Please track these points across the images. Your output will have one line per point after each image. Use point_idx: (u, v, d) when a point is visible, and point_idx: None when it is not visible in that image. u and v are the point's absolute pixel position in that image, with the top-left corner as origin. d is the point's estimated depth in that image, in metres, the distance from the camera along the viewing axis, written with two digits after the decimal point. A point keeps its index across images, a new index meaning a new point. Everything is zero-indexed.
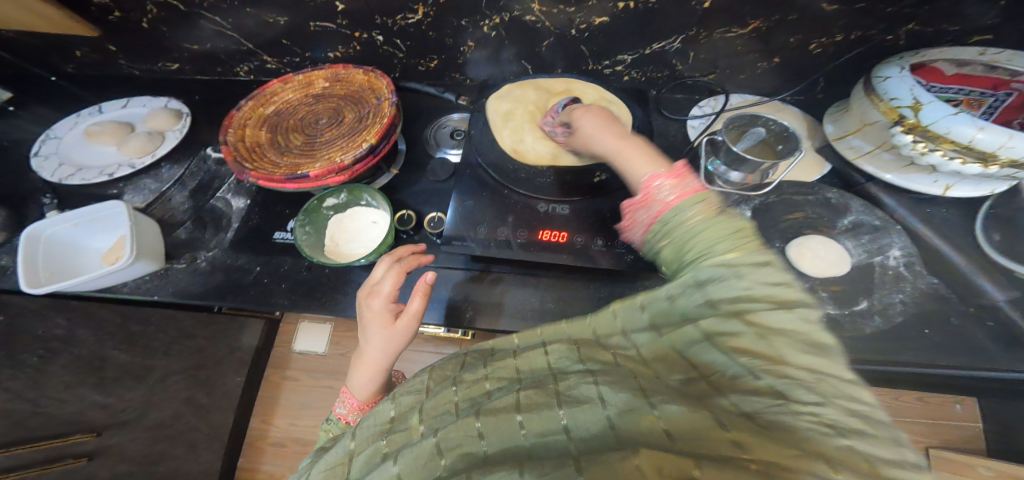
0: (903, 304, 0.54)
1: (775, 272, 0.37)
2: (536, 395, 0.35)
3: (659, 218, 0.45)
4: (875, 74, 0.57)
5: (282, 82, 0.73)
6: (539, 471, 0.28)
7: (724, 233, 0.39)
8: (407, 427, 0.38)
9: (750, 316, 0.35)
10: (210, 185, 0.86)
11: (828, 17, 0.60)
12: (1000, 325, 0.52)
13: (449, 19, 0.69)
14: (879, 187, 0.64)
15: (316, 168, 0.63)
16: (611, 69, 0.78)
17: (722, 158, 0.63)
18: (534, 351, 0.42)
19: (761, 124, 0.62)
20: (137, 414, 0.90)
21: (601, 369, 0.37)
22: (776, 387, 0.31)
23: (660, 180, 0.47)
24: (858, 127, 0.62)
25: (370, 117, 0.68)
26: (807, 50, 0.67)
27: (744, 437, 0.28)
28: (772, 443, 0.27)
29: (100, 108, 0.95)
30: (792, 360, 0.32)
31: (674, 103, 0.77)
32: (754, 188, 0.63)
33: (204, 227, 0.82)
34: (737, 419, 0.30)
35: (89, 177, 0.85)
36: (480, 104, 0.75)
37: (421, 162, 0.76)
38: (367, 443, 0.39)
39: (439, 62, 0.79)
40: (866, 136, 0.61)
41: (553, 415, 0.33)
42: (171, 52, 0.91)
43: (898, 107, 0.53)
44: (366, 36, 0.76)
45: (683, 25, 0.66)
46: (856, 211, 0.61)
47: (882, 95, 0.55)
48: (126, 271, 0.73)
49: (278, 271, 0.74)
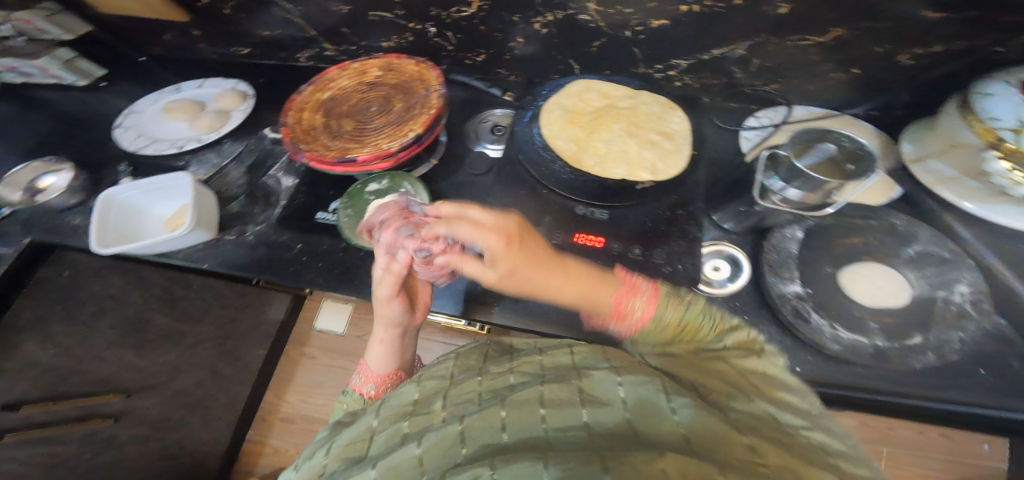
0: (963, 343, 0.49)
1: None
2: (559, 391, 0.34)
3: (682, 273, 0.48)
4: (974, 90, 0.53)
5: (339, 70, 0.77)
6: (561, 463, 0.26)
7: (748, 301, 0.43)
8: (429, 412, 0.38)
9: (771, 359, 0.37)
10: (264, 163, 0.91)
11: (930, 24, 0.57)
12: None
13: (503, 14, 0.71)
14: (954, 217, 0.60)
15: (365, 152, 0.65)
16: (663, 74, 0.77)
17: (781, 174, 0.58)
18: (558, 350, 0.43)
19: (833, 140, 0.57)
20: (165, 379, 1.00)
21: (625, 368, 0.36)
22: (801, 407, 0.32)
23: (630, 298, 0.44)
24: (944, 149, 0.59)
25: (418, 107, 0.70)
26: (894, 61, 0.63)
27: (766, 449, 0.27)
28: (805, 462, 0.26)
29: (178, 88, 1.03)
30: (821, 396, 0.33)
31: (731, 112, 0.74)
32: (813, 208, 0.59)
33: (256, 202, 0.86)
34: (764, 431, 0.29)
35: (162, 148, 0.92)
36: (526, 101, 0.75)
37: (460, 153, 0.77)
38: (388, 421, 0.40)
39: (486, 56, 0.81)
40: (953, 160, 0.58)
41: (575, 412, 0.32)
42: (244, 37, 0.98)
43: (997, 128, 0.49)
44: (420, 28, 0.79)
45: (754, 32, 0.65)
46: (923, 241, 0.56)
47: (979, 115, 0.51)
48: (183, 238, 0.77)
49: (317, 250, 0.76)
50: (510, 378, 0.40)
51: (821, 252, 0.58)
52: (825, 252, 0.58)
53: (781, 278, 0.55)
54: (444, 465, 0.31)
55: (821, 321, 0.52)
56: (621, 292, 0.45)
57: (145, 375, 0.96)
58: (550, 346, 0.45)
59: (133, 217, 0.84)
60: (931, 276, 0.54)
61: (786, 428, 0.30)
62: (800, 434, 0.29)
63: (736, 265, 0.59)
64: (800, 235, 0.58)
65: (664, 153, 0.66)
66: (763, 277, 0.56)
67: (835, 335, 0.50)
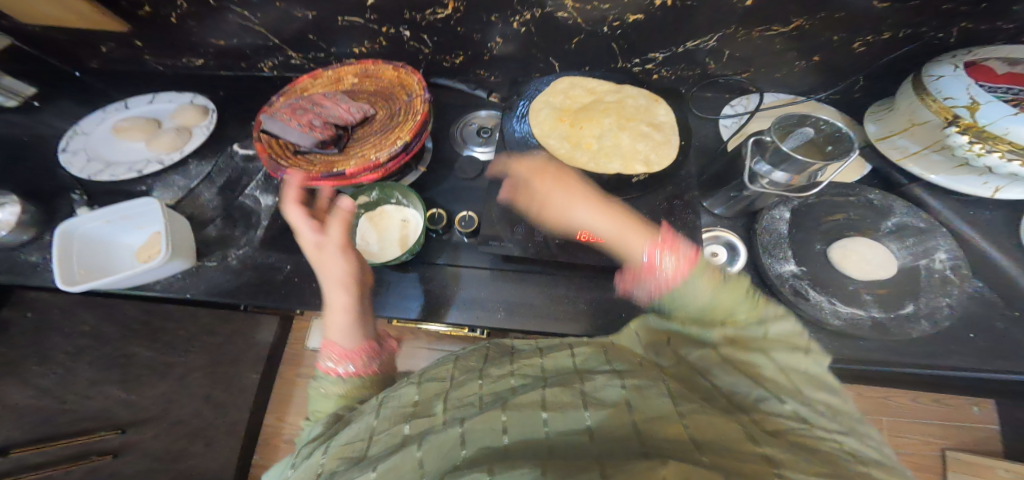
0: (951, 308, 0.52)
1: (790, 325, 0.40)
2: (561, 394, 0.34)
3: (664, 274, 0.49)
4: (925, 73, 0.55)
5: (312, 77, 0.75)
6: (562, 472, 0.26)
7: (736, 295, 0.42)
8: (431, 415, 0.36)
9: (767, 354, 0.38)
10: (238, 182, 0.87)
11: (877, 15, 0.59)
12: None
13: (480, 14, 0.69)
14: (924, 187, 0.62)
15: (352, 166, 0.65)
16: (642, 67, 0.77)
17: (767, 157, 0.55)
18: (560, 351, 0.41)
19: (810, 124, 0.59)
20: (158, 412, 0.96)
21: (627, 370, 0.36)
22: (799, 413, 0.32)
23: (664, 253, 0.50)
24: (905, 127, 0.60)
25: (402, 113, 0.69)
26: (849, 50, 0.65)
27: (776, 453, 0.27)
28: (803, 457, 0.27)
29: (126, 104, 0.96)
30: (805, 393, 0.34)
31: (706, 102, 0.76)
32: (800, 189, 0.59)
33: (234, 224, 0.82)
34: (763, 434, 0.29)
35: (119, 173, 0.86)
36: (512, 100, 0.73)
37: (449, 160, 0.76)
38: (387, 423, 0.37)
39: (465, 58, 0.79)
40: (914, 136, 0.59)
41: (577, 414, 0.32)
42: (197, 48, 0.92)
43: (953, 107, 0.51)
44: (393, 31, 0.76)
45: (720, 25, 0.65)
46: (899, 213, 0.59)
47: (935, 95, 0.53)
48: (160, 269, 0.74)
49: (309, 269, 0.75)
50: (509, 383, 0.38)
51: (810, 231, 0.60)
52: (814, 230, 0.60)
53: (775, 260, 0.57)
54: (443, 470, 0.29)
55: (819, 298, 0.54)
56: (660, 249, 0.51)
57: (136, 409, 0.92)
58: (551, 347, 0.43)
59: (98, 249, 0.79)
60: (912, 246, 0.57)
61: (786, 431, 0.30)
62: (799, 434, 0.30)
63: (733, 251, 0.61)
64: (787, 216, 0.61)
65: (655, 144, 0.66)
66: (760, 260, 0.58)
67: (835, 311, 0.53)
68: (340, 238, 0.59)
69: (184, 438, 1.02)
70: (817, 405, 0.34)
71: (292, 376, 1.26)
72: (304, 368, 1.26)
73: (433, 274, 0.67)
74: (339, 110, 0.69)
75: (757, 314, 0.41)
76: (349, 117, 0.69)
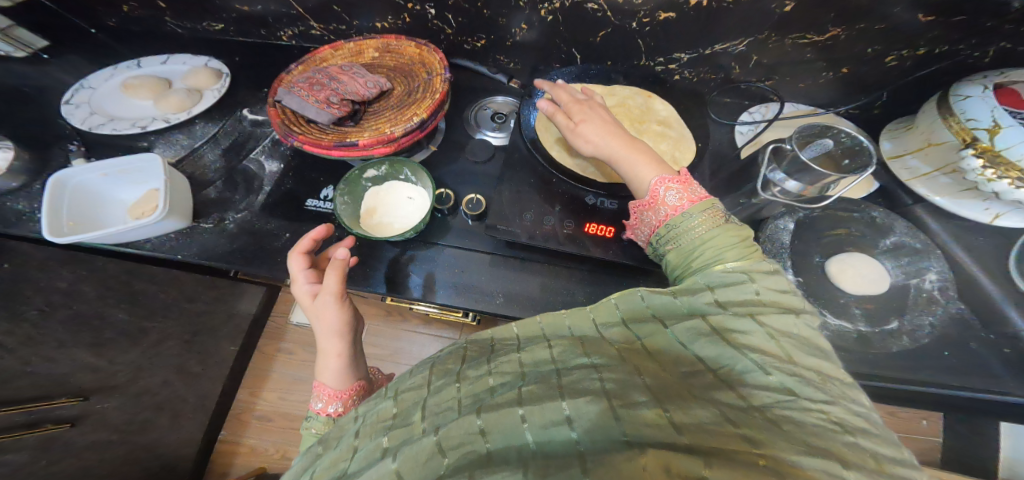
0: (932, 327, 0.54)
1: (782, 279, 0.41)
2: (538, 389, 0.31)
3: (665, 222, 0.49)
4: (953, 92, 0.57)
5: (332, 48, 0.75)
6: (543, 472, 0.25)
7: (731, 243, 0.44)
8: (410, 424, 0.33)
9: (759, 317, 0.36)
10: (244, 146, 0.86)
11: (918, 29, 0.61)
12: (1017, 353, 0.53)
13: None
14: (925, 210, 0.64)
15: (365, 137, 0.64)
16: (663, 67, 0.79)
17: (786, 166, 0.60)
18: (537, 345, 0.38)
19: (830, 136, 0.62)
20: (127, 380, 0.92)
21: (605, 364, 0.34)
22: (785, 383, 0.31)
23: (668, 184, 0.50)
24: (919, 147, 0.63)
25: (420, 91, 0.69)
26: (882, 62, 0.68)
27: (756, 434, 0.26)
28: (781, 435, 0.27)
29: (138, 63, 0.95)
30: (800, 362, 0.33)
31: (724, 107, 0.77)
32: (811, 200, 0.61)
33: (234, 187, 0.81)
34: (746, 416, 0.28)
35: (122, 127, 0.84)
36: (530, 88, 0.75)
37: (461, 142, 0.76)
38: (367, 436, 0.34)
39: (487, 41, 0.80)
40: (926, 157, 0.62)
41: (558, 408, 0.30)
42: (218, 12, 0.91)
43: (973, 128, 0.53)
44: (419, 9, 0.76)
45: (755, 27, 0.67)
46: (898, 233, 0.61)
47: (958, 115, 0.55)
48: (155, 227, 0.72)
49: None
50: (482, 382, 0.34)
51: (810, 244, 0.62)
52: (814, 243, 0.62)
53: (775, 268, 0.59)
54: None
55: (811, 306, 0.55)
56: (663, 178, 0.51)
57: (102, 375, 0.87)
58: (529, 342, 0.39)
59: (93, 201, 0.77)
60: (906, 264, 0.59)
61: (764, 404, 0.30)
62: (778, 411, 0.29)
63: None
64: (791, 227, 0.61)
65: (675, 141, 0.68)
66: None
67: (825, 321, 0.54)
68: (335, 286, 0.57)
69: (149, 409, 0.98)
70: (805, 374, 0.32)
71: (272, 352, 1.24)
72: (286, 345, 1.24)
73: (435, 255, 0.67)
74: (357, 84, 0.69)
75: (752, 272, 0.41)
76: (366, 91, 0.68)
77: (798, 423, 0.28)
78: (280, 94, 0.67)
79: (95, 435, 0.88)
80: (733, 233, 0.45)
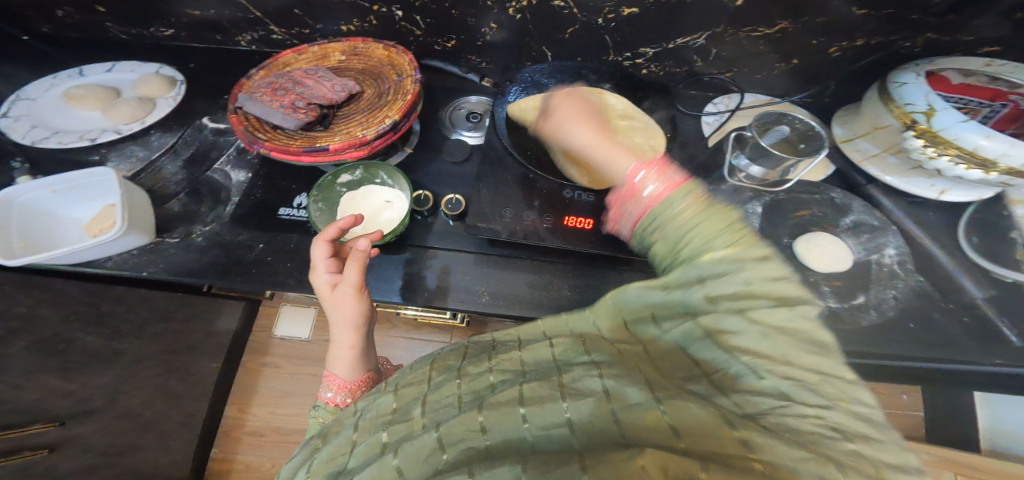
0: (895, 299, 0.58)
1: (774, 266, 0.36)
2: (539, 389, 0.33)
3: (647, 211, 0.42)
4: (892, 79, 0.61)
5: (296, 53, 0.73)
6: (542, 469, 0.26)
7: (719, 227, 0.37)
8: (408, 420, 0.34)
9: (751, 315, 0.34)
10: (206, 156, 0.82)
11: (856, 21, 0.65)
12: (975, 319, 0.57)
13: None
14: (879, 189, 0.69)
15: (336, 142, 0.63)
16: (631, 62, 0.80)
17: (746, 152, 0.68)
18: (539, 343, 0.40)
19: (787, 123, 0.70)
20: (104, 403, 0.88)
21: (606, 361, 0.35)
22: (781, 388, 0.31)
23: (642, 171, 0.44)
24: (869, 131, 0.67)
25: (391, 93, 0.68)
26: (828, 54, 0.71)
27: (750, 436, 0.27)
28: (776, 441, 0.26)
29: (81, 71, 0.89)
30: (797, 363, 0.32)
31: (691, 99, 0.79)
32: (774, 184, 0.69)
33: (200, 200, 0.78)
34: (738, 419, 0.29)
35: (69, 140, 0.80)
36: (504, 87, 0.75)
37: (437, 144, 0.76)
38: (367, 432, 0.35)
39: (458, 41, 0.79)
40: (875, 139, 0.66)
41: (556, 408, 0.31)
42: (167, 16, 0.86)
43: (912, 112, 0.57)
44: (385, 10, 0.74)
45: (712, 21, 0.70)
46: (857, 212, 0.65)
47: (900, 100, 0.59)
48: (117, 243, 0.69)
49: (284, 249, 0.72)
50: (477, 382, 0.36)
51: (779, 226, 0.65)
52: (782, 225, 0.65)
53: None
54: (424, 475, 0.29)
55: None
56: (641, 166, 0.45)
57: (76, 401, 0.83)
58: (531, 339, 0.41)
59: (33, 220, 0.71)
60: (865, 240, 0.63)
61: (759, 410, 0.30)
62: (775, 415, 0.29)
63: None
64: (760, 211, 0.66)
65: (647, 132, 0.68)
66: None
67: None
68: (356, 279, 0.55)
69: (133, 431, 0.97)
70: (804, 377, 0.31)
71: (257, 367, 1.22)
72: (272, 359, 1.23)
73: (419, 258, 0.67)
74: (324, 87, 0.67)
75: (743, 260, 0.36)
76: (334, 95, 0.67)
77: (799, 427, 0.28)
78: (242, 100, 0.65)
79: (75, 462, 0.87)
80: (723, 214, 0.38)
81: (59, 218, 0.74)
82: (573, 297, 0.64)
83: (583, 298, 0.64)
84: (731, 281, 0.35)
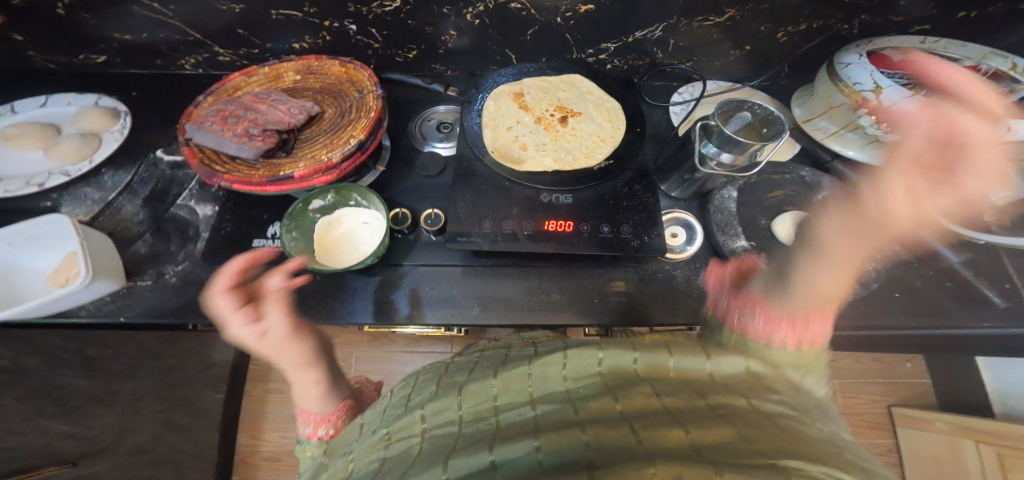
0: (877, 272, 0.60)
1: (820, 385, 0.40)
2: (552, 417, 0.36)
3: (739, 329, 0.46)
4: (837, 60, 0.65)
5: (246, 75, 0.69)
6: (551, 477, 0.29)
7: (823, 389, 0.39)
8: (414, 433, 0.39)
9: (748, 367, 0.39)
10: (167, 191, 0.78)
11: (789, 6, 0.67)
12: (955, 284, 0.61)
13: (429, 6, 0.66)
14: (843, 166, 0.70)
15: (301, 168, 0.60)
16: (595, 58, 0.78)
17: (715, 140, 0.60)
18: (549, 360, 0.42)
19: (747, 109, 0.64)
20: (113, 442, 0.92)
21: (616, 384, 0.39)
22: (779, 410, 0.34)
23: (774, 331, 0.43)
24: (824, 110, 0.68)
25: (352, 111, 0.65)
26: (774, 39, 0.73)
27: (773, 452, 0.28)
28: (794, 444, 0.30)
29: (11, 108, 0.82)
30: (787, 397, 0.36)
31: (656, 91, 0.79)
32: (744, 169, 0.61)
33: (167, 238, 0.74)
34: (756, 433, 0.31)
35: (12, 187, 0.74)
36: (471, 95, 0.73)
37: (408, 158, 0.74)
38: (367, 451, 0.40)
39: (419, 51, 0.76)
40: (833, 117, 0.67)
41: (575, 436, 0.33)
42: (97, 43, 0.80)
43: (861, 90, 0.60)
44: (337, 25, 0.71)
45: (669, 11, 0.68)
46: (828, 189, 0.66)
47: (846, 80, 0.62)
48: (84, 292, 0.65)
49: None
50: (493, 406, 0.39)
51: (754, 208, 0.66)
52: (757, 207, 0.66)
53: (728, 237, 0.64)
54: None
55: None
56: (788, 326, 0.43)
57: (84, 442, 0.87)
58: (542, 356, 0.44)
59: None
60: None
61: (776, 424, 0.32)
62: (786, 426, 0.32)
63: (690, 230, 0.67)
64: (734, 195, 0.67)
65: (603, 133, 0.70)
66: (716, 239, 0.64)
67: None
68: (285, 323, 0.53)
69: (150, 465, 0.99)
70: (779, 392, 0.37)
71: None
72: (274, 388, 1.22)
73: (403, 279, 0.66)
74: (279, 110, 0.64)
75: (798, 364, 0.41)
76: (291, 118, 0.63)
77: (809, 445, 0.30)
78: (192, 131, 0.61)
79: None
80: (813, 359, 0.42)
81: (20, 272, 0.70)
82: (562, 300, 0.64)
83: (574, 301, 0.64)
84: (738, 364, 0.39)
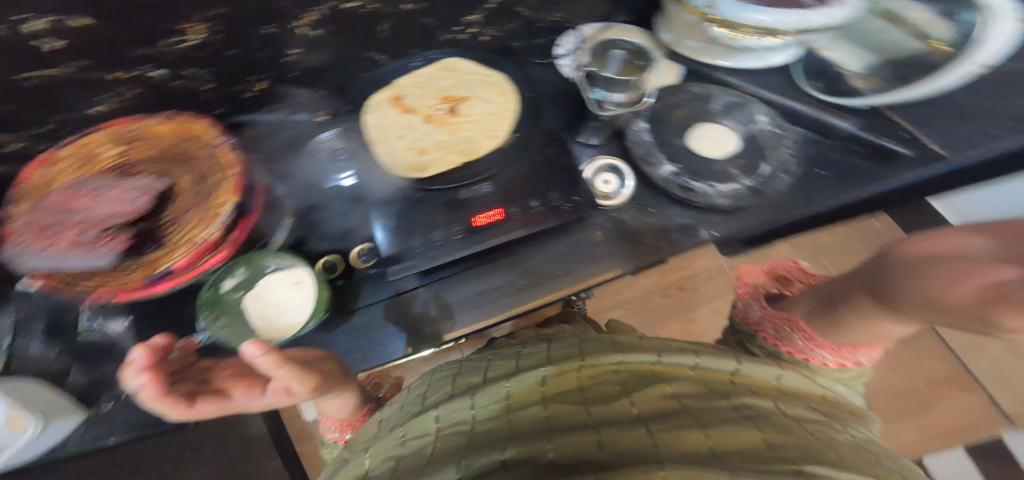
0: (793, 153, 0.76)
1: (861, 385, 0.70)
2: (571, 414, 0.45)
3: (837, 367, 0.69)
4: None
5: (42, 165, 0.57)
6: (579, 458, 0.38)
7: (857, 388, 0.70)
8: (445, 438, 0.46)
9: (772, 387, 0.54)
10: (52, 321, 0.67)
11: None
12: (864, 146, 0.74)
13: (263, 30, 0.67)
14: (718, 72, 0.81)
15: (182, 257, 0.54)
16: (464, 33, 0.83)
17: (604, 87, 0.75)
18: (559, 378, 0.52)
19: (619, 47, 0.82)
20: None
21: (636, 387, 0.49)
22: (783, 415, 0.48)
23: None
24: (683, 30, 0.80)
25: (211, 173, 0.59)
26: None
27: (783, 449, 0.39)
28: (789, 450, 0.39)
29: None
30: (789, 411, 0.49)
31: (538, 48, 0.85)
32: (637, 102, 0.76)
33: (95, 361, 0.67)
34: (760, 433, 0.42)
35: None
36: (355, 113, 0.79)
37: (313, 203, 0.71)
38: (407, 448, 0.47)
39: (267, 81, 0.75)
40: (694, 34, 0.80)
41: (612, 433, 0.41)
42: None
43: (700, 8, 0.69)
44: (148, 75, 0.65)
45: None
46: (719, 98, 0.80)
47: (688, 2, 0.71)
48: (42, 441, 0.58)
49: None
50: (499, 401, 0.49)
51: (669, 132, 0.76)
52: (672, 131, 0.76)
53: (656, 165, 0.73)
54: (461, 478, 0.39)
55: (701, 186, 0.71)
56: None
57: None
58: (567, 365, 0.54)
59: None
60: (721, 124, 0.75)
61: (783, 433, 0.43)
62: (816, 442, 0.43)
63: (617, 172, 0.73)
64: (646, 126, 0.76)
65: (496, 112, 0.77)
66: (644, 170, 0.72)
67: (718, 190, 0.71)
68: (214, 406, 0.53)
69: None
70: (816, 420, 0.49)
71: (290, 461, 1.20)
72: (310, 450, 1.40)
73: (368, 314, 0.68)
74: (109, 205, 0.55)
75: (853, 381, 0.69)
76: (135, 205, 0.56)
77: (825, 466, 0.38)
78: (16, 259, 0.50)
79: None
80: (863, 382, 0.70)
81: None
82: (529, 282, 0.70)
83: (537, 280, 0.70)
84: (769, 375, 0.56)
